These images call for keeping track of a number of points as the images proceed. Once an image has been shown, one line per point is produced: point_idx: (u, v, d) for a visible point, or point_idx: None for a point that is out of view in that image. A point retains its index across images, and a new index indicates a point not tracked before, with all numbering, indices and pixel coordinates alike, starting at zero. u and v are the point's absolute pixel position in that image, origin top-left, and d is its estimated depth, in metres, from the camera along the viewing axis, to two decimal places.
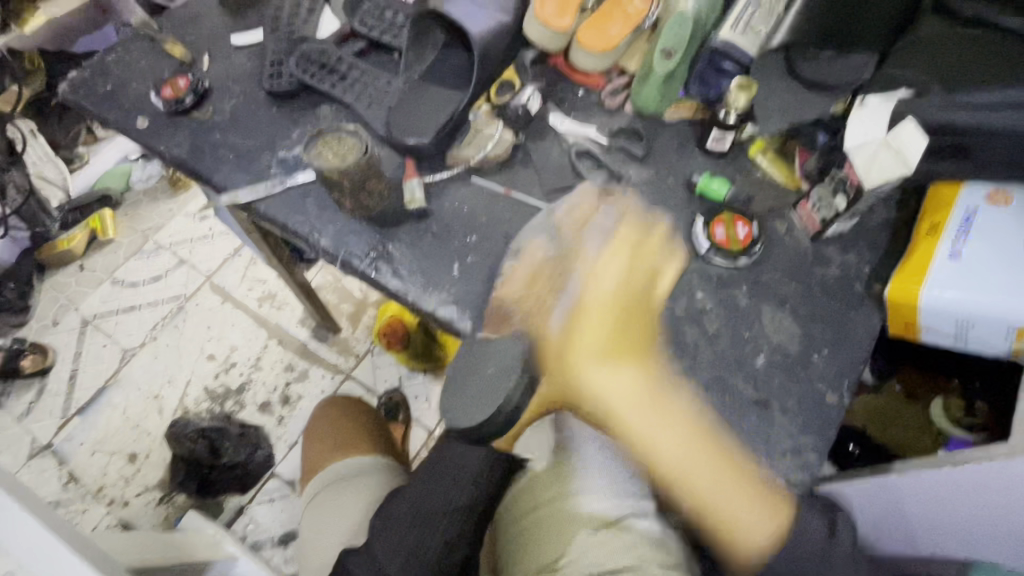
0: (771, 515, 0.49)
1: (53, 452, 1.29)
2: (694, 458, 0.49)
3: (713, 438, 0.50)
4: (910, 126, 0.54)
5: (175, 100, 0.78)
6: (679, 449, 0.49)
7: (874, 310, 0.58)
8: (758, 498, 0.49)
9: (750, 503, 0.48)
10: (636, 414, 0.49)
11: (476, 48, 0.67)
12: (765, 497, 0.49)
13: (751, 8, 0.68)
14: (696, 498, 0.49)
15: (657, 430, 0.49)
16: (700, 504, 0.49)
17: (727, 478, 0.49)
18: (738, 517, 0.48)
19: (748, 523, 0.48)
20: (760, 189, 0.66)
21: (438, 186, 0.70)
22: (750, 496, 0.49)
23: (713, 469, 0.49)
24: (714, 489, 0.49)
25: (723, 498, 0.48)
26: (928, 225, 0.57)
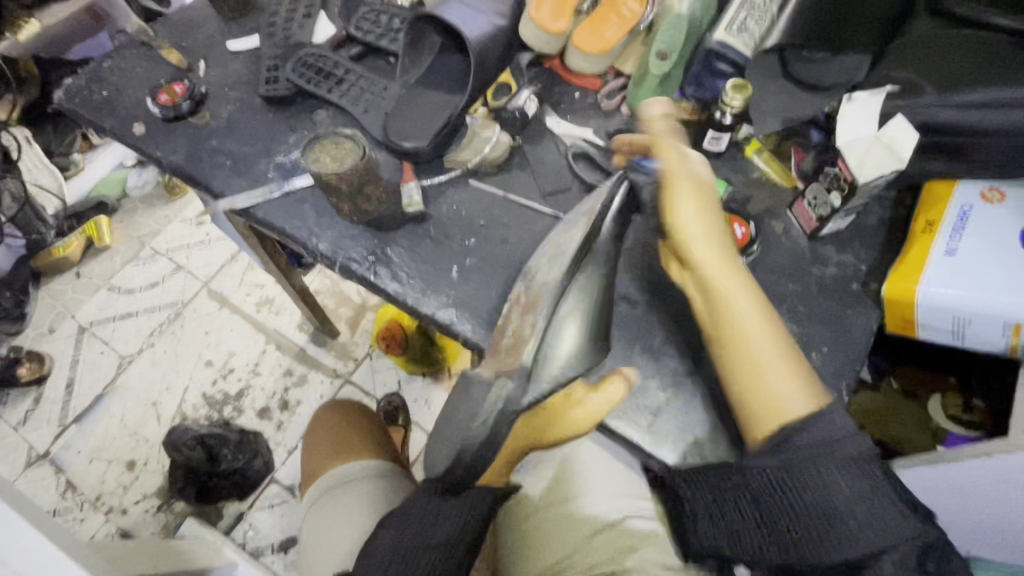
0: (806, 393, 0.46)
1: (51, 461, 1.28)
2: (754, 320, 0.49)
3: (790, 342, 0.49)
4: (900, 123, 0.55)
5: (171, 106, 0.78)
6: (752, 318, 0.48)
7: (872, 308, 0.58)
8: (810, 387, 0.47)
9: (796, 385, 0.46)
10: (705, 268, 0.50)
11: (473, 51, 0.68)
12: (810, 381, 0.47)
13: (747, 10, 0.68)
14: (754, 368, 0.47)
15: (730, 288, 0.50)
16: (753, 369, 0.47)
17: (787, 363, 0.47)
18: (784, 397, 0.46)
19: (791, 393, 0.46)
20: (757, 189, 0.66)
21: (436, 189, 0.70)
22: (799, 376, 0.47)
23: (776, 348, 0.48)
24: (771, 362, 0.47)
25: (781, 376, 0.47)
26: (923, 223, 0.57)
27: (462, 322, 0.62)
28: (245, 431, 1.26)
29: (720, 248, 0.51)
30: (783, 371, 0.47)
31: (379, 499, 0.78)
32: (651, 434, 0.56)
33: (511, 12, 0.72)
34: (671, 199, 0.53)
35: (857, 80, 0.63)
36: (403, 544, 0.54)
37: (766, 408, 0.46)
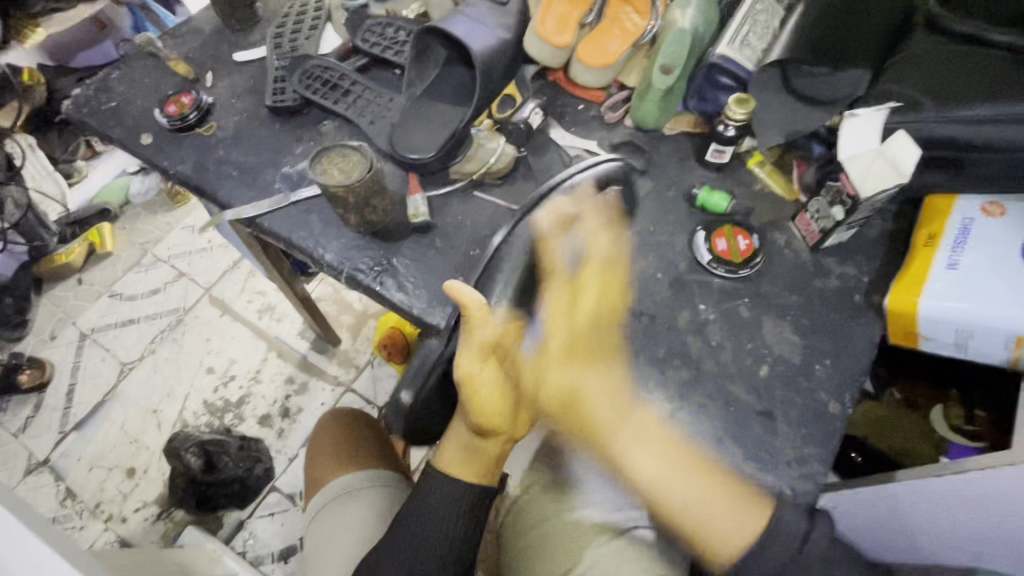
0: (748, 513, 0.47)
1: (50, 468, 1.27)
2: (690, 482, 0.48)
3: (711, 465, 0.49)
4: (904, 139, 0.55)
5: (179, 117, 0.78)
6: (654, 473, 0.48)
7: (874, 320, 0.59)
8: (733, 501, 0.47)
9: (733, 514, 0.47)
10: (619, 436, 0.50)
11: (479, 64, 0.68)
12: (747, 494, 0.48)
13: (748, 26, 0.70)
14: (670, 517, 0.49)
15: (638, 453, 0.49)
16: (672, 512, 0.48)
17: (708, 487, 0.48)
18: (704, 516, 0.47)
19: (719, 529, 0.47)
20: (759, 202, 0.67)
21: (441, 200, 0.70)
22: (727, 497, 0.48)
23: (692, 476, 0.48)
24: (688, 499, 0.48)
25: (712, 512, 0.47)
26: (925, 235, 0.58)
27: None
28: (246, 439, 1.26)
29: (585, 358, 0.51)
30: (697, 489, 0.48)
31: (379, 508, 0.78)
32: None
33: (516, 26, 0.73)
34: (547, 363, 0.50)
35: (858, 94, 0.63)
36: (420, 520, 0.55)
37: (709, 536, 0.47)
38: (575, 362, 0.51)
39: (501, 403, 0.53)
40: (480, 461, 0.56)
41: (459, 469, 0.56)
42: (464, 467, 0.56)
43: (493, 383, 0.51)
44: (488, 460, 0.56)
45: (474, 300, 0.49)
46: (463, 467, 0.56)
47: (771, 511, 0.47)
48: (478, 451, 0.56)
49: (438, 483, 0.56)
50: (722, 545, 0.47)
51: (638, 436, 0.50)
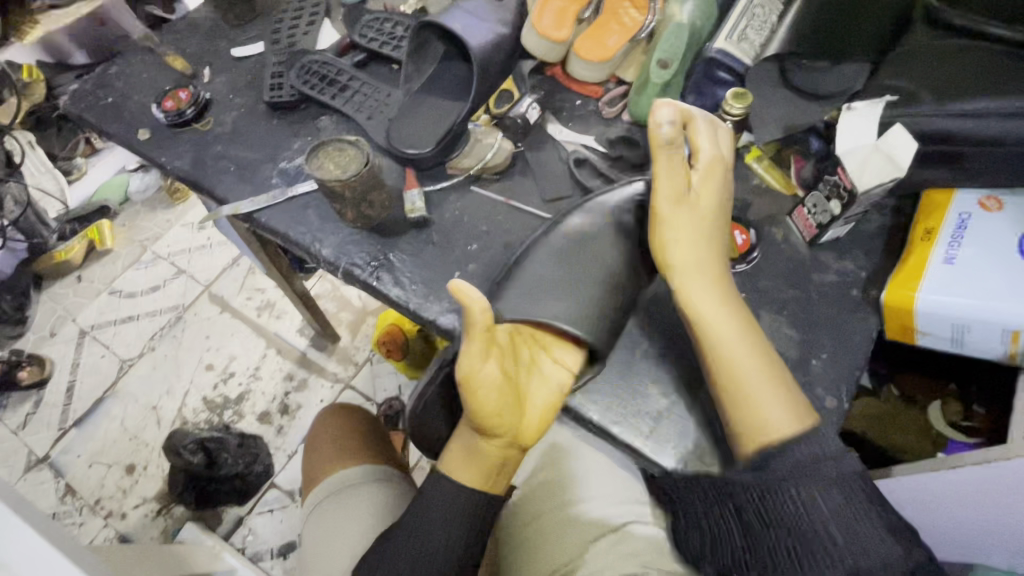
0: (795, 419, 0.47)
1: (50, 464, 1.28)
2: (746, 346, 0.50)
3: (775, 361, 0.50)
4: (899, 133, 0.54)
5: (176, 112, 0.78)
6: (743, 350, 0.49)
7: (872, 315, 0.58)
8: (799, 416, 0.48)
9: (783, 399, 0.48)
10: (693, 284, 0.52)
11: (477, 59, 0.68)
12: (799, 410, 0.48)
13: (747, 20, 0.69)
14: (721, 361, 0.50)
15: (728, 328, 0.50)
16: (728, 367, 0.49)
17: (769, 377, 0.49)
18: (755, 390, 0.48)
19: (776, 420, 0.47)
20: (757, 197, 0.66)
21: (438, 195, 0.70)
22: (785, 393, 0.48)
23: (764, 367, 0.49)
24: (756, 380, 0.48)
25: (767, 392, 0.48)
26: (923, 230, 0.58)
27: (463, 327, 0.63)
28: (246, 435, 1.26)
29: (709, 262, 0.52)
30: (759, 375, 0.49)
31: (380, 502, 0.78)
32: (651, 439, 0.55)
33: (513, 21, 0.73)
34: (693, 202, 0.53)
35: (856, 87, 0.65)
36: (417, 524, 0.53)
37: (743, 407, 0.48)
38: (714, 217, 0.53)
39: (505, 406, 0.51)
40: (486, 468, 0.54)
41: (465, 473, 0.54)
42: (469, 471, 0.54)
43: (498, 384, 0.50)
44: (497, 467, 0.55)
45: (478, 300, 0.48)
46: (470, 471, 0.54)
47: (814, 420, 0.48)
48: (484, 458, 0.54)
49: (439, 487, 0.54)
50: (758, 420, 0.47)
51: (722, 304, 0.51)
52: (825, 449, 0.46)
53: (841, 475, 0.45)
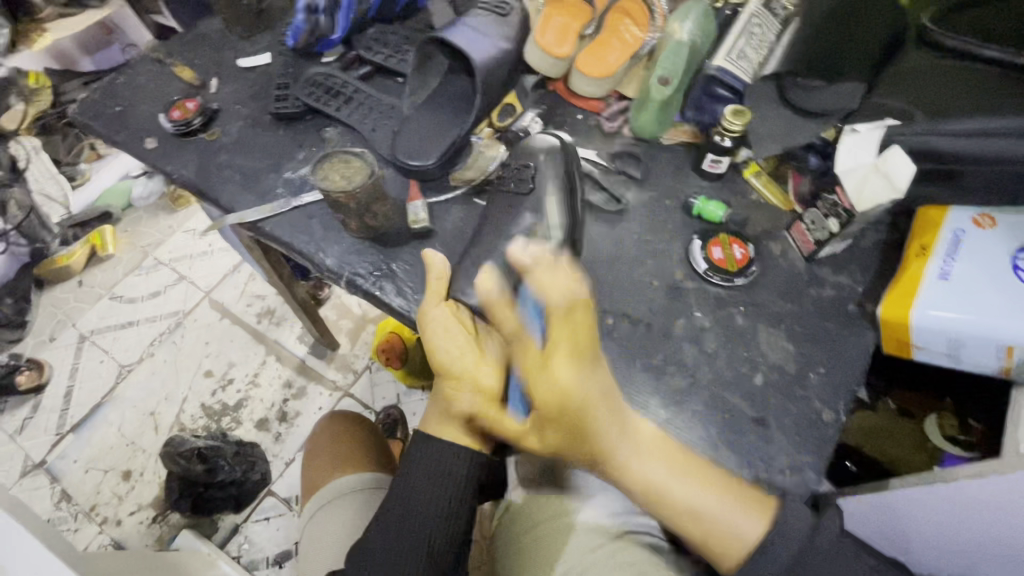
0: (746, 511, 0.47)
1: (46, 470, 1.27)
2: (664, 455, 0.48)
3: (684, 453, 0.49)
4: (898, 153, 0.55)
5: (183, 121, 0.79)
6: (662, 473, 0.47)
7: (868, 329, 0.59)
8: (745, 508, 0.47)
9: (737, 506, 0.47)
10: (624, 448, 0.46)
11: (480, 74, 0.70)
12: (747, 495, 0.48)
13: (745, 38, 0.71)
14: (684, 522, 0.47)
15: (647, 463, 0.47)
16: (691, 520, 0.47)
17: (705, 489, 0.47)
18: (714, 512, 0.46)
19: (736, 528, 0.46)
20: (754, 211, 0.67)
21: (441, 207, 0.71)
22: (725, 488, 0.48)
23: (693, 477, 0.47)
24: (691, 492, 0.47)
25: (715, 504, 0.47)
26: (918, 246, 0.58)
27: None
28: (244, 443, 1.25)
29: (618, 411, 0.46)
30: (711, 498, 0.47)
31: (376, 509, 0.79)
32: None
33: (517, 36, 0.74)
34: (555, 351, 0.44)
35: (852, 106, 0.64)
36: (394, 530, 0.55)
37: (720, 540, 0.47)
38: (589, 363, 0.42)
39: (456, 346, 0.56)
40: (456, 424, 0.57)
41: (442, 429, 0.57)
42: (444, 428, 0.57)
43: (444, 321, 0.58)
44: (469, 421, 0.56)
45: (441, 266, 0.61)
46: (450, 431, 0.57)
47: (774, 507, 0.47)
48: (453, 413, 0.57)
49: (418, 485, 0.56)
50: (733, 541, 0.46)
51: (650, 435, 0.48)
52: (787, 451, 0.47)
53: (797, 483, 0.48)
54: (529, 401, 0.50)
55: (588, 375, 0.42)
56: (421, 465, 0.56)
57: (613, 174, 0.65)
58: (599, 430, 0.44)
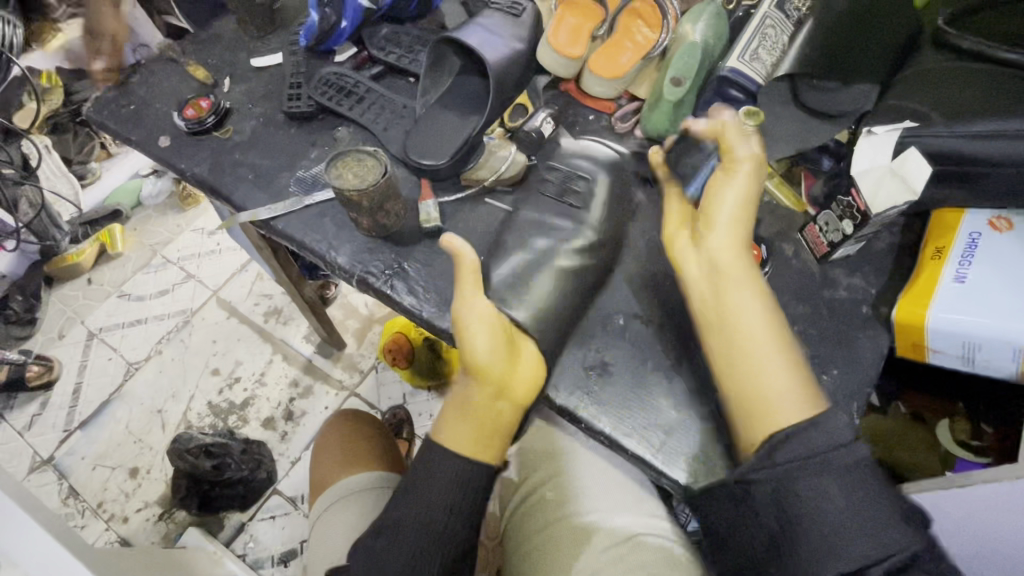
0: (806, 402, 0.47)
1: (54, 467, 1.28)
2: (770, 342, 0.48)
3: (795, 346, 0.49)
4: (914, 157, 0.54)
5: (197, 120, 0.80)
6: (767, 344, 0.48)
7: (882, 331, 0.59)
8: (810, 395, 0.47)
9: (795, 391, 0.47)
10: (747, 321, 0.49)
11: (492, 74, 0.70)
12: (808, 392, 0.47)
13: (757, 40, 0.70)
14: (754, 359, 0.48)
15: (759, 303, 0.50)
16: (746, 364, 0.48)
17: (788, 360, 0.48)
18: (778, 388, 0.47)
19: (784, 408, 0.46)
20: (768, 213, 0.67)
21: (452, 206, 0.71)
22: (801, 379, 0.48)
23: (787, 358, 0.48)
24: (772, 351, 0.48)
25: (784, 385, 0.47)
26: (933, 248, 0.58)
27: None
28: (251, 441, 1.26)
29: (746, 252, 0.53)
30: (785, 377, 0.47)
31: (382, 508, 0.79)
32: (661, 452, 0.55)
33: (529, 38, 0.75)
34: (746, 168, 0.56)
35: (866, 108, 0.64)
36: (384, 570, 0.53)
37: (757, 394, 0.47)
38: (744, 226, 0.53)
39: (494, 345, 0.54)
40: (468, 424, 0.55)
41: (459, 436, 0.55)
42: (458, 432, 0.55)
43: (483, 316, 0.55)
44: (489, 423, 0.55)
45: (467, 249, 0.57)
46: (462, 441, 0.55)
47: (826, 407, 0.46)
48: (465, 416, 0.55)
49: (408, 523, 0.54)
50: (776, 411, 0.46)
51: (760, 315, 0.50)
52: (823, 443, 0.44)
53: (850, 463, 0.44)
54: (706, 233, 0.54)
55: (748, 211, 0.55)
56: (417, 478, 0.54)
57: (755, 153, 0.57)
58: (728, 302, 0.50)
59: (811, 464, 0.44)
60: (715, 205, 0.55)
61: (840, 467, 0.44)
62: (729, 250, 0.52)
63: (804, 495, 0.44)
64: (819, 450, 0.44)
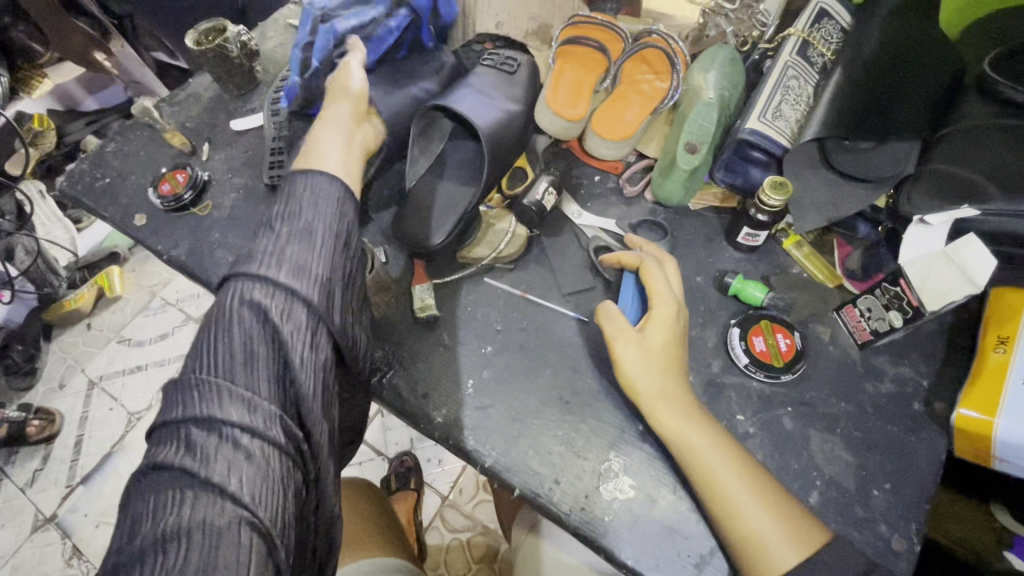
0: (796, 541, 0.44)
1: (57, 525, 1.24)
2: (730, 468, 0.47)
3: (754, 465, 0.49)
4: (973, 241, 0.46)
5: (173, 196, 0.74)
6: (727, 475, 0.47)
7: (938, 433, 0.52)
8: (797, 533, 0.45)
9: (781, 526, 0.45)
10: (706, 452, 0.48)
11: (486, 142, 0.63)
12: (795, 519, 0.46)
13: (780, 94, 0.63)
14: (725, 507, 0.47)
15: (712, 452, 0.48)
16: (716, 490, 0.47)
17: (751, 482, 0.47)
18: (760, 528, 0.45)
19: (772, 540, 0.45)
20: (800, 290, 0.60)
21: (448, 288, 0.65)
22: (785, 518, 0.46)
23: (756, 492, 0.46)
24: (741, 494, 0.46)
25: (766, 523, 0.45)
26: (995, 337, 0.51)
27: (465, 435, 0.56)
28: None
29: (684, 398, 0.51)
30: (766, 513, 0.46)
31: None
32: None
33: (525, 97, 0.69)
34: (656, 317, 0.53)
35: (908, 172, 0.56)
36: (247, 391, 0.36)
37: (745, 541, 0.45)
38: (666, 357, 0.52)
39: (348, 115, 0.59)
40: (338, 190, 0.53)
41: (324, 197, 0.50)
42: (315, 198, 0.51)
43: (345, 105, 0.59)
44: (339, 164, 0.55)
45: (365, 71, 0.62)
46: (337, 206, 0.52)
47: (827, 543, 0.45)
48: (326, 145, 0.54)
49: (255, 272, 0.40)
50: (764, 560, 0.44)
51: (707, 439, 0.49)
52: None
53: None
54: (628, 370, 0.52)
55: (664, 359, 0.52)
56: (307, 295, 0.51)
57: (650, 273, 0.56)
58: (670, 432, 0.49)
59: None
60: (631, 344, 0.52)
61: None
62: (657, 383, 0.51)
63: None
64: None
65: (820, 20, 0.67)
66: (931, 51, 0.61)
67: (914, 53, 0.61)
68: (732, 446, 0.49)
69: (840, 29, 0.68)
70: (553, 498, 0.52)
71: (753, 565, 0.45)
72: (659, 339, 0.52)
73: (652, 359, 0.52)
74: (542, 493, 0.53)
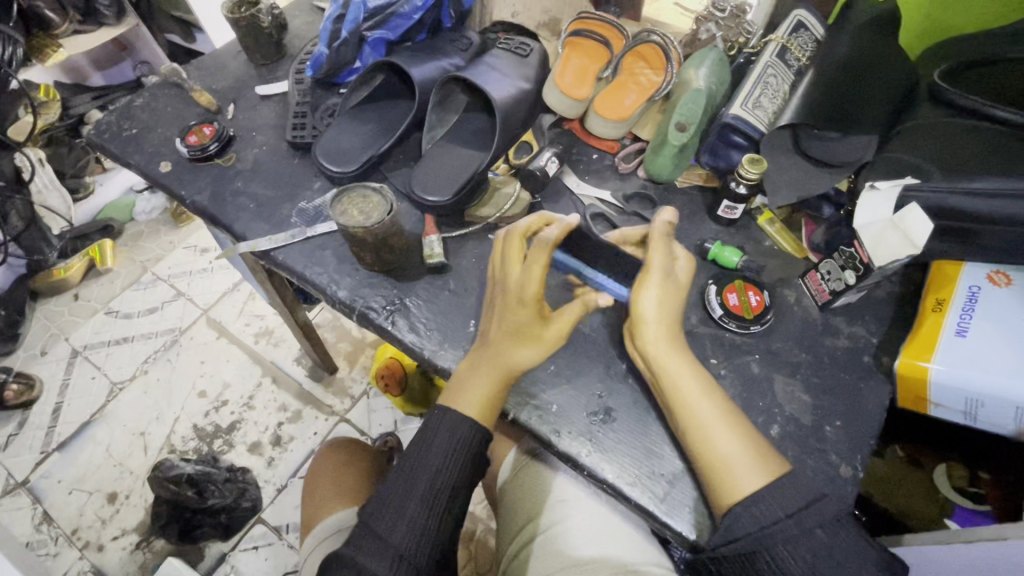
0: (759, 464, 0.50)
1: (28, 490, 1.20)
2: (705, 399, 0.53)
3: (729, 400, 0.54)
4: (916, 212, 0.54)
5: (199, 147, 0.79)
6: (710, 408, 0.52)
7: (884, 382, 0.59)
8: (762, 460, 0.50)
9: (747, 451, 0.50)
10: (690, 385, 0.53)
11: (499, 112, 0.71)
12: (760, 447, 0.51)
13: (760, 88, 0.71)
14: (698, 439, 0.52)
15: (694, 389, 0.53)
16: (692, 421, 0.52)
17: (722, 413, 0.52)
18: (730, 457, 0.50)
19: (739, 462, 0.50)
20: (770, 259, 0.68)
21: (456, 242, 0.71)
22: (754, 448, 0.51)
23: (731, 424, 0.52)
24: (715, 423, 0.52)
25: (734, 447, 0.51)
26: (934, 300, 0.59)
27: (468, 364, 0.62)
28: (234, 468, 1.20)
29: (678, 341, 0.56)
30: (738, 443, 0.51)
31: None
32: (665, 503, 0.54)
33: (536, 78, 0.76)
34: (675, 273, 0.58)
35: (867, 158, 0.65)
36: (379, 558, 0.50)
37: (712, 465, 0.51)
38: (671, 303, 0.56)
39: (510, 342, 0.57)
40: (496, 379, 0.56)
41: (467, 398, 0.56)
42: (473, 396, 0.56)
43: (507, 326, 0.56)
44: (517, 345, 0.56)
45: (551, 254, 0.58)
46: (478, 394, 0.56)
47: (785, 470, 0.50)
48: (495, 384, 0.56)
49: (395, 482, 0.54)
50: (732, 480, 0.49)
51: (690, 369, 0.54)
52: (788, 506, 0.48)
53: (803, 527, 0.47)
54: (648, 310, 0.55)
55: (674, 307, 0.56)
56: (427, 443, 0.55)
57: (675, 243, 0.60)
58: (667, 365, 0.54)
59: (778, 531, 0.47)
60: (649, 291, 0.55)
61: (804, 532, 0.47)
62: (660, 323, 0.55)
63: (774, 559, 0.46)
64: (777, 517, 0.47)
65: (797, 31, 0.77)
66: (892, 59, 0.70)
67: (877, 61, 0.70)
68: (711, 379, 0.55)
69: (814, 40, 0.77)
70: (541, 424, 0.58)
71: (720, 482, 0.50)
72: (674, 292, 0.56)
73: (666, 302, 0.56)
74: (533, 420, 0.58)
